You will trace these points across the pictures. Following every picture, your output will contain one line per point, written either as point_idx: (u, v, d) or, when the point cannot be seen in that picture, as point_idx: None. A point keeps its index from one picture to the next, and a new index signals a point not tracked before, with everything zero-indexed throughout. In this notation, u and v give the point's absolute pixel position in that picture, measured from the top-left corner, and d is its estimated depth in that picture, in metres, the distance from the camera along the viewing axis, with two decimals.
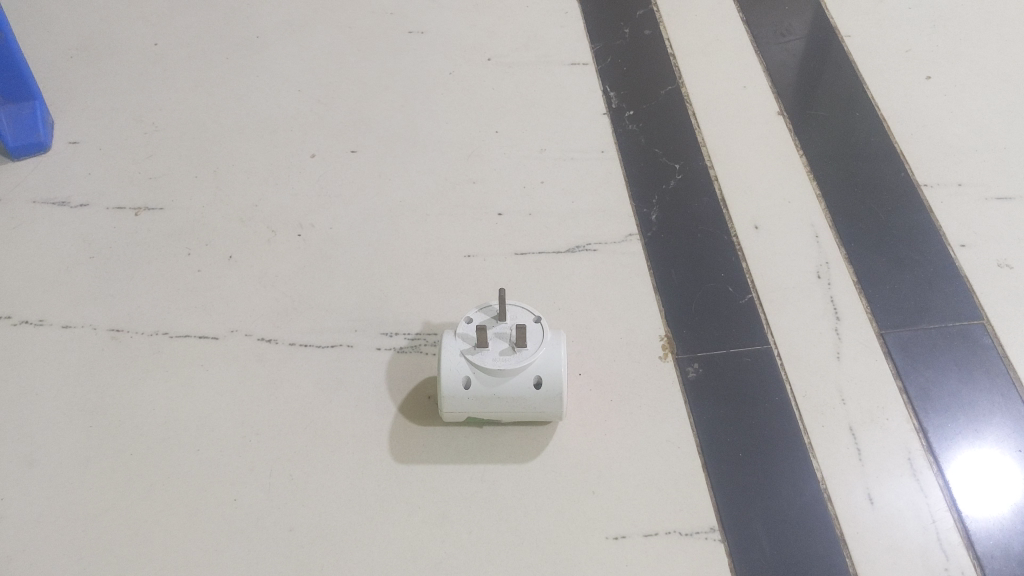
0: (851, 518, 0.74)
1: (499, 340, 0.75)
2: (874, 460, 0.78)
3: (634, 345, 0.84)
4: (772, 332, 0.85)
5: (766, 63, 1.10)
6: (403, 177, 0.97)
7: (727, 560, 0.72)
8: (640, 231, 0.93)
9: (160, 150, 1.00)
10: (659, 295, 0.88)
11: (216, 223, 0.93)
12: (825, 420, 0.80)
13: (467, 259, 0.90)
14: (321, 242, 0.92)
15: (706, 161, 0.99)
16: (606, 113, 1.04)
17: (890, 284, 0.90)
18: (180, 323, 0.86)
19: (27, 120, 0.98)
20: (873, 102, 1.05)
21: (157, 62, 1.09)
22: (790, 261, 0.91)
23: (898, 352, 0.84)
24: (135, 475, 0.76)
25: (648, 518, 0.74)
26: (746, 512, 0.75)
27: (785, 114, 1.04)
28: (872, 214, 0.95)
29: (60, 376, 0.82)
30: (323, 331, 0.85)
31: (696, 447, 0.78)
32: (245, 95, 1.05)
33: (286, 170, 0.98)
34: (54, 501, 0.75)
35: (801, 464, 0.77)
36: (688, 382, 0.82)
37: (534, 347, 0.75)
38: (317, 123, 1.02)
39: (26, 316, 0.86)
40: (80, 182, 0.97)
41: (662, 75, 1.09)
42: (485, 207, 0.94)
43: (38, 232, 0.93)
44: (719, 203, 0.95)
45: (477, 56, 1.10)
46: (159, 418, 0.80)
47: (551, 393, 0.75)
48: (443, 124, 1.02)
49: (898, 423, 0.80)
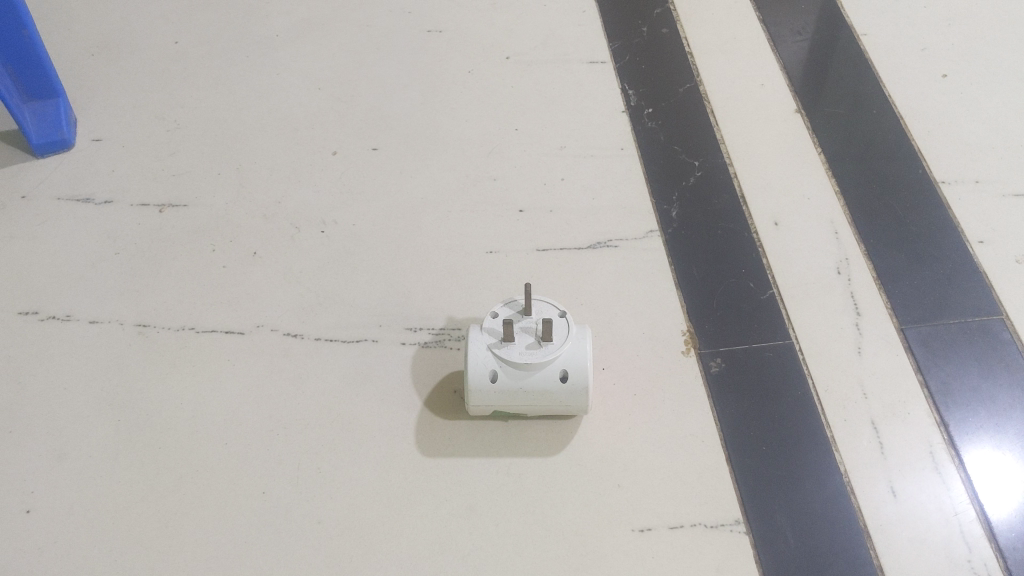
0: (874, 510, 0.75)
1: (525, 333, 0.76)
2: (897, 454, 0.78)
3: (656, 340, 0.85)
4: (793, 328, 0.86)
5: (782, 62, 1.11)
6: (424, 174, 0.98)
7: (752, 552, 0.73)
8: (661, 227, 0.94)
9: (182, 148, 1.00)
10: (680, 291, 0.89)
11: (239, 219, 0.94)
12: (846, 414, 0.81)
13: (490, 255, 0.91)
14: (344, 239, 0.93)
15: (725, 158, 1.00)
16: (624, 111, 1.05)
17: (910, 279, 0.90)
18: (206, 318, 0.87)
19: (51, 118, 0.99)
20: (889, 100, 1.06)
21: (179, 60, 1.09)
22: (810, 257, 0.91)
23: (918, 347, 0.85)
24: (164, 468, 0.77)
25: (673, 511, 0.75)
26: (770, 505, 0.75)
27: (802, 112, 1.05)
28: (890, 211, 0.96)
29: (88, 370, 0.83)
30: (348, 326, 0.86)
31: (720, 442, 0.79)
32: (266, 93, 1.06)
33: (308, 168, 0.99)
34: (85, 494, 0.76)
35: (824, 458, 0.78)
36: (710, 377, 0.83)
37: (559, 341, 0.75)
38: (338, 121, 1.03)
39: (53, 311, 0.87)
40: (104, 179, 0.97)
41: (679, 73, 1.10)
42: (506, 204, 0.95)
43: (63, 228, 0.93)
44: (738, 200, 0.96)
45: (496, 54, 1.10)
46: (188, 412, 0.80)
47: (576, 387, 0.75)
48: (463, 122, 1.03)
49: (919, 417, 0.81)
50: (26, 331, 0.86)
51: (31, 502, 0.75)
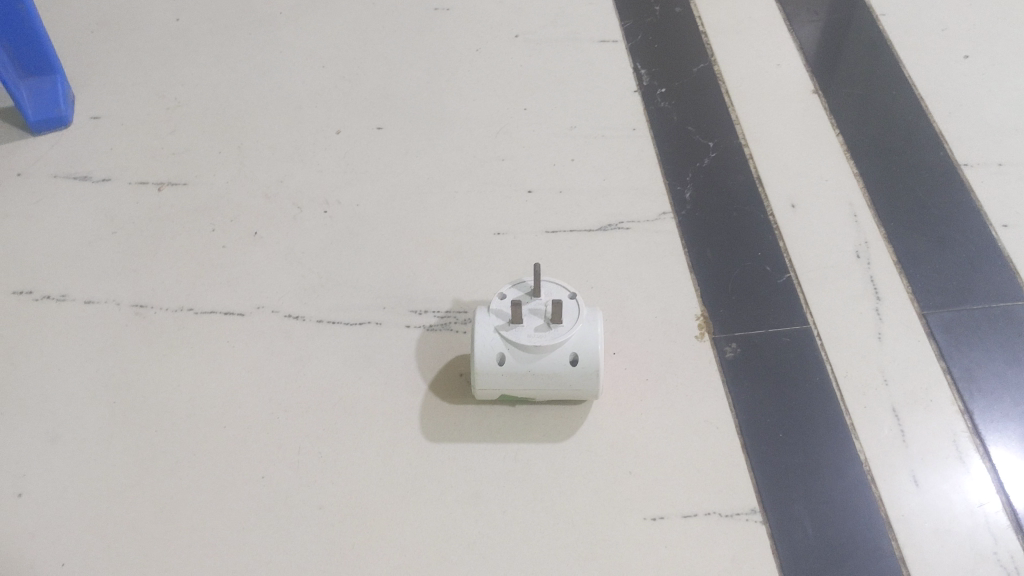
0: (896, 500, 0.72)
1: (534, 316, 0.73)
2: (919, 442, 0.76)
3: (669, 324, 0.82)
4: (812, 312, 0.83)
5: (799, 41, 1.08)
6: (431, 154, 0.95)
7: (769, 543, 0.70)
8: (674, 209, 0.91)
9: (183, 126, 0.98)
10: (694, 274, 0.86)
11: (240, 199, 0.92)
12: (867, 401, 0.78)
13: (497, 237, 0.88)
14: (348, 219, 0.90)
15: (740, 139, 0.97)
16: (637, 90, 1.02)
17: (931, 263, 0.87)
18: (205, 298, 0.84)
19: (48, 94, 0.96)
20: (909, 81, 1.03)
21: (180, 38, 1.07)
22: (829, 240, 0.88)
23: (941, 333, 0.82)
24: (160, 452, 0.74)
25: (687, 499, 0.72)
26: (787, 493, 0.73)
27: (819, 93, 1.02)
28: (911, 194, 0.93)
29: (83, 351, 0.80)
30: (351, 308, 0.83)
31: (736, 429, 0.76)
32: (269, 71, 1.03)
33: (311, 147, 0.96)
34: (78, 478, 0.73)
35: (844, 446, 0.75)
36: (725, 362, 0.80)
37: (569, 324, 0.73)
38: (343, 100, 1.00)
39: (48, 291, 0.85)
40: (102, 157, 0.95)
41: (694, 53, 1.07)
42: (515, 185, 0.93)
43: (60, 206, 0.91)
44: (754, 182, 0.93)
45: (506, 33, 1.08)
46: (185, 394, 0.78)
47: (587, 370, 0.72)
48: (470, 101, 1.00)
49: (942, 404, 0.78)
50: (20, 311, 0.83)
51: (23, 485, 0.73)
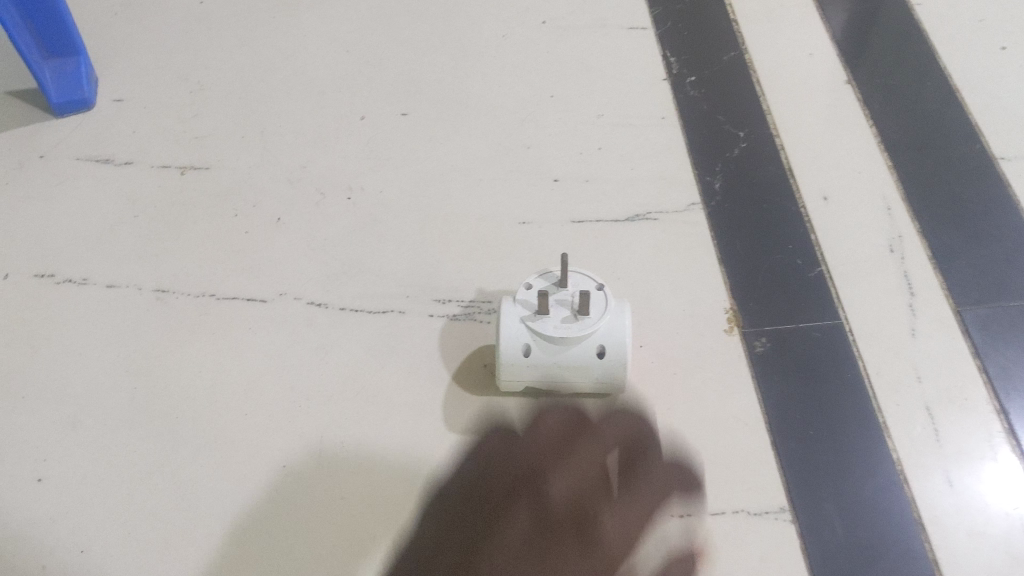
0: (929, 500, 0.71)
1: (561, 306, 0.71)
2: (953, 441, 0.74)
3: (697, 318, 0.81)
4: (843, 307, 0.82)
5: (832, 30, 1.06)
6: (455, 141, 0.94)
7: (799, 542, 0.69)
8: (704, 200, 0.89)
9: (206, 110, 0.97)
10: (723, 266, 0.84)
11: (263, 184, 0.91)
12: (899, 399, 0.76)
13: (522, 226, 0.87)
14: (371, 206, 0.89)
15: (771, 130, 0.95)
16: (666, 79, 1.00)
17: (966, 259, 0.85)
18: (227, 284, 0.83)
19: (71, 76, 0.95)
20: (945, 72, 1.01)
21: (203, 21, 1.06)
22: (861, 234, 0.86)
23: (976, 331, 0.80)
24: (181, 438, 0.74)
25: (714, 496, 0.71)
26: (817, 492, 0.71)
27: (852, 83, 1.00)
28: (945, 187, 0.91)
29: (104, 336, 0.80)
30: (374, 296, 0.82)
31: (765, 426, 0.75)
32: (292, 55, 1.02)
33: (335, 132, 0.95)
34: (99, 464, 0.72)
35: (876, 444, 0.74)
36: (755, 357, 0.78)
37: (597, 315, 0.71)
38: (367, 85, 0.99)
39: (69, 274, 0.84)
40: (124, 140, 0.94)
41: (724, 41, 1.05)
42: (541, 173, 0.91)
43: (81, 189, 0.90)
44: (785, 173, 0.92)
45: (532, 19, 1.06)
46: (206, 381, 0.77)
47: (614, 364, 0.71)
48: (496, 87, 0.99)
49: (977, 403, 0.76)
50: (41, 294, 0.82)
51: (42, 469, 0.72)
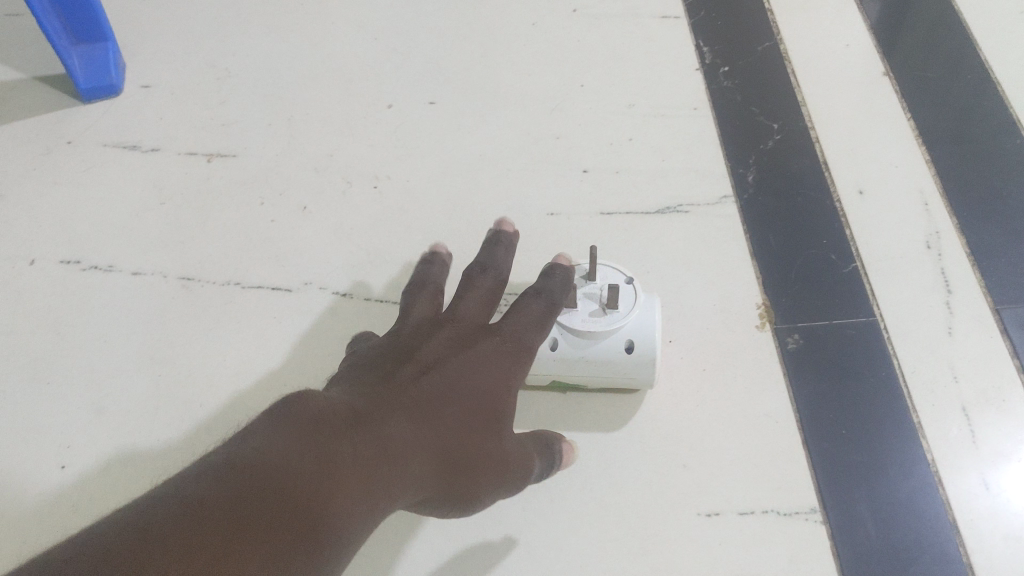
0: (964, 503, 0.69)
1: (589, 302, 0.72)
2: (990, 443, 0.72)
3: (728, 313, 0.79)
4: (879, 304, 0.80)
5: (870, 20, 1.03)
6: (483, 131, 0.93)
7: (829, 544, 0.68)
8: (736, 193, 0.88)
9: (233, 97, 0.96)
10: (756, 260, 0.83)
11: (289, 172, 0.90)
12: (935, 399, 0.74)
13: (550, 217, 0.86)
14: (398, 196, 0.88)
15: (806, 122, 0.94)
16: (699, 69, 0.98)
17: (1007, 256, 0.83)
18: (253, 273, 0.83)
19: (99, 62, 0.95)
20: (986, 64, 0.98)
21: (232, 7, 1.05)
22: (898, 229, 0.84)
23: (1016, 330, 0.78)
24: (205, 428, 0.73)
25: (743, 495, 0.70)
26: (850, 493, 0.70)
27: (890, 74, 0.98)
28: (986, 182, 0.88)
29: (129, 323, 0.79)
30: (399, 287, 0.81)
31: (796, 424, 0.73)
32: (321, 42, 1.01)
33: (362, 121, 0.94)
34: (123, 452, 0.72)
35: (909, 446, 0.72)
36: (787, 353, 0.77)
37: (626, 309, 0.70)
38: (394, 73, 0.98)
39: (95, 261, 0.83)
40: (152, 126, 0.94)
41: (758, 30, 1.03)
42: (570, 164, 0.90)
43: (108, 175, 0.90)
44: (821, 167, 0.90)
45: (563, 8, 1.05)
46: (231, 370, 0.77)
47: (643, 359, 0.69)
48: (525, 76, 0.98)
49: (1015, 404, 0.74)
50: (67, 280, 0.82)
51: (66, 456, 0.72)
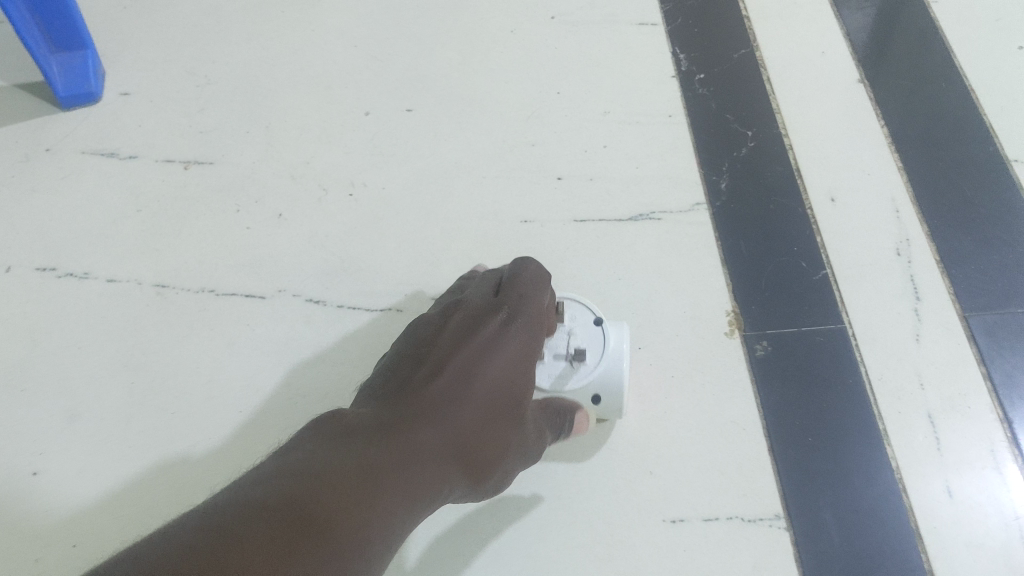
0: (928, 510, 0.70)
1: (556, 356, 0.72)
2: (954, 451, 0.73)
3: (698, 320, 0.80)
4: (848, 312, 0.80)
5: (846, 28, 1.04)
6: (459, 138, 0.93)
7: (792, 551, 0.68)
8: (709, 200, 0.88)
9: (211, 104, 0.97)
10: (726, 267, 0.83)
11: (266, 179, 0.90)
12: (901, 406, 0.75)
13: (524, 225, 0.86)
14: (373, 203, 0.88)
15: (780, 129, 0.94)
16: (675, 76, 0.99)
17: (976, 263, 0.83)
18: (227, 280, 0.83)
19: (78, 70, 0.95)
20: (961, 71, 0.99)
21: (211, 14, 1.06)
22: (868, 236, 0.85)
23: (983, 337, 0.79)
24: (176, 435, 0.74)
25: (708, 502, 0.70)
26: (814, 500, 0.70)
27: (865, 82, 0.98)
28: (958, 190, 0.89)
29: (103, 330, 0.80)
30: (373, 295, 0.82)
31: (763, 430, 0.74)
32: (300, 50, 1.02)
33: (339, 128, 0.94)
34: (95, 458, 0.73)
35: (875, 452, 0.73)
36: (755, 360, 0.77)
37: (594, 361, 0.71)
38: (372, 80, 0.99)
39: (71, 268, 0.84)
40: (130, 134, 0.94)
41: (735, 37, 1.03)
42: (544, 171, 0.90)
43: (86, 182, 0.90)
44: (793, 174, 0.90)
45: (541, 15, 1.05)
46: (204, 377, 0.77)
47: (609, 409, 0.71)
48: (502, 84, 0.98)
49: (980, 411, 0.75)
50: (43, 287, 0.83)
51: (38, 463, 0.72)
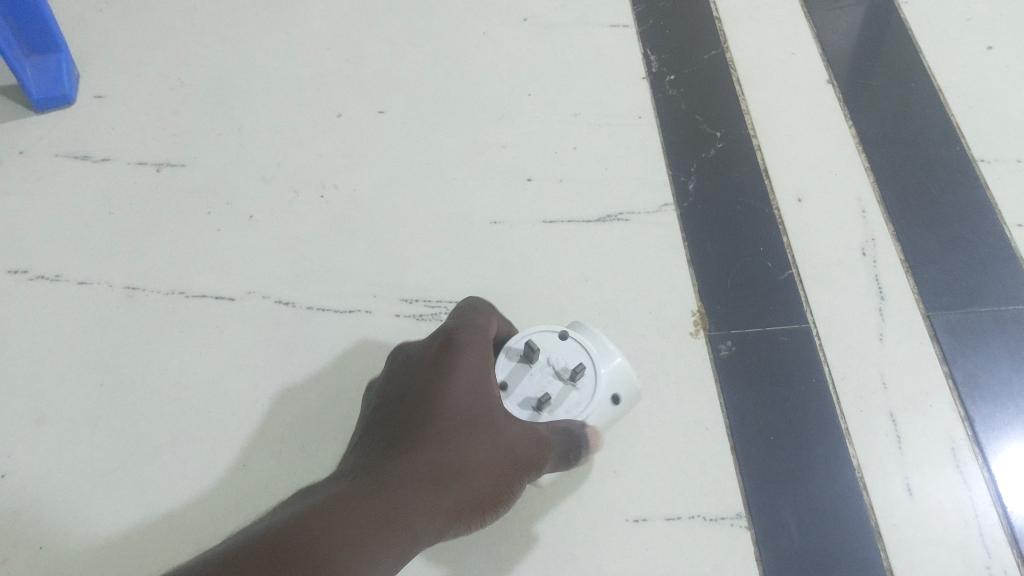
0: (888, 508, 0.71)
1: (553, 383, 0.64)
2: (916, 449, 0.73)
3: (663, 320, 0.80)
4: (812, 312, 0.81)
5: (817, 29, 1.04)
6: (431, 140, 0.94)
7: (753, 549, 0.69)
8: (676, 201, 0.89)
9: (185, 107, 0.97)
10: (692, 267, 0.84)
11: (237, 181, 0.91)
12: (863, 405, 0.76)
13: (493, 225, 0.87)
14: (343, 205, 0.89)
15: (749, 130, 0.95)
16: (646, 77, 0.99)
17: (940, 263, 0.84)
18: (197, 282, 0.84)
19: (51, 73, 0.95)
20: (930, 72, 0.99)
21: (186, 17, 1.06)
22: (834, 237, 0.86)
23: (946, 336, 0.79)
24: (145, 436, 0.75)
25: (670, 500, 0.71)
26: (776, 500, 0.71)
27: (834, 83, 0.99)
28: (923, 190, 0.89)
29: (73, 332, 0.80)
30: (341, 296, 0.83)
31: (725, 429, 0.74)
32: (274, 52, 1.03)
33: (311, 130, 0.95)
34: (62, 460, 0.73)
35: (838, 452, 0.73)
36: (718, 360, 0.78)
37: (589, 368, 0.65)
38: (345, 82, 0.99)
39: (42, 271, 0.84)
40: (104, 137, 0.95)
41: (707, 39, 1.04)
42: (515, 172, 0.91)
43: (59, 185, 0.91)
44: (761, 175, 0.91)
45: (515, 17, 1.06)
46: (173, 379, 0.78)
47: (628, 399, 0.66)
48: (474, 85, 0.99)
49: (942, 410, 0.75)
50: (14, 290, 0.83)
51: (6, 464, 0.73)
